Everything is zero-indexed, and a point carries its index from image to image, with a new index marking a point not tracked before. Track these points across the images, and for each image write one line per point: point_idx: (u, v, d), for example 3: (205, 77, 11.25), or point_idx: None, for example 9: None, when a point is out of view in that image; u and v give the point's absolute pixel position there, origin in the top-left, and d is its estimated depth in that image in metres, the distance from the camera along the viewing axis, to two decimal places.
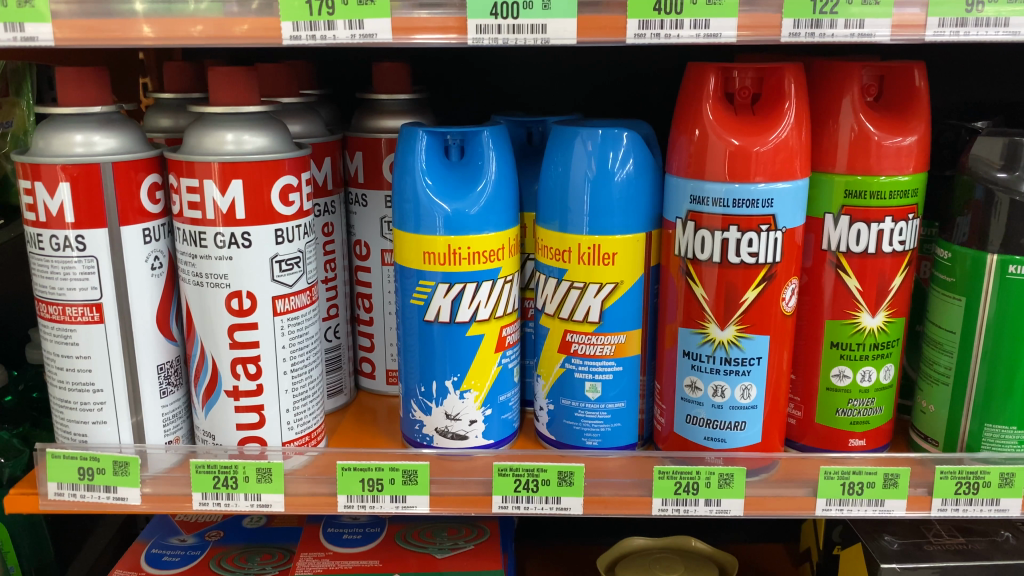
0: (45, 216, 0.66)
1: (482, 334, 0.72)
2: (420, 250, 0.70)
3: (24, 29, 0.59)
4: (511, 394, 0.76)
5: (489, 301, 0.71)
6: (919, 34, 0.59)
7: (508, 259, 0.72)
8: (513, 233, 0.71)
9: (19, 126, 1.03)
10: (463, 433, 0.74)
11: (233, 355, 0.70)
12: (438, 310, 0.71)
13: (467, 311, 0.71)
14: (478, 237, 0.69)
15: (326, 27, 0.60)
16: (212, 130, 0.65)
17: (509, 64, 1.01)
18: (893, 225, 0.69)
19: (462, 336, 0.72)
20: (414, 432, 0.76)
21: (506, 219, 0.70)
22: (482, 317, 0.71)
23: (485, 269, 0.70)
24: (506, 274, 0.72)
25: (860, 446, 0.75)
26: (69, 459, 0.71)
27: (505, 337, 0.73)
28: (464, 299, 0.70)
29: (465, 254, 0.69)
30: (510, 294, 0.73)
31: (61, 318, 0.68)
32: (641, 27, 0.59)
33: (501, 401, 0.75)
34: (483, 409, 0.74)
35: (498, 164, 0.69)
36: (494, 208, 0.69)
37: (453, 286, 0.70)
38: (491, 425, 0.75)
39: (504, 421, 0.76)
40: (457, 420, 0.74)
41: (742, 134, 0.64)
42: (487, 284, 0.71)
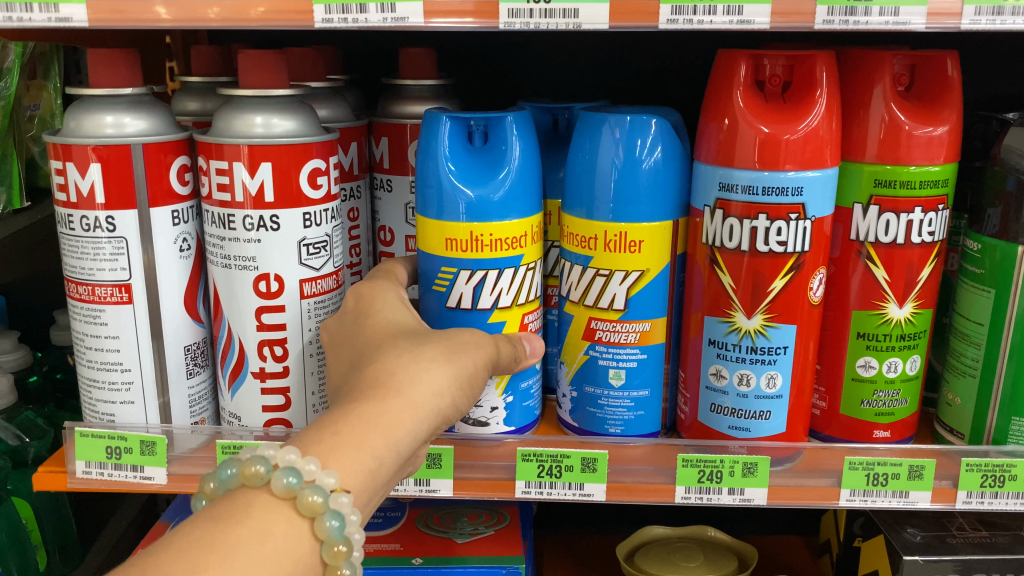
0: (76, 197, 0.66)
1: (504, 321, 0.72)
2: (443, 237, 0.70)
3: (58, 10, 0.60)
4: (532, 380, 0.75)
5: (512, 287, 0.71)
6: (954, 21, 0.58)
7: (530, 247, 0.72)
8: (535, 219, 0.72)
9: (47, 110, 1.03)
10: (484, 420, 0.74)
11: (260, 337, 0.70)
12: (459, 298, 0.71)
13: (489, 298, 0.71)
14: (501, 223, 0.69)
15: (357, 10, 0.60)
16: (242, 112, 0.65)
17: (536, 51, 1.01)
18: (923, 216, 0.68)
19: (484, 323, 0.71)
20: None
21: (529, 205, 0.70)
22: (505, 304, 0.71)
23: (508, 256, 0.70)
24: (529, 261, 0.72)
25: (884, 438, 0.74)
26: (97, 438, 0.72)
27: (527, 326, 0.73)
28: (487, 286, 0.70)
29: (487, 241, 0.69)
30: (533, 281, 0.73)
31: (90, 298, 0.69)
32: (674, 13, 0.59)
33: (522, 388, 0.74)
34: (503, 397, 0.73)
35: (522, 152, 0.69)
36: (518, 195, 0.69)
37: (477, 272, 0.70)
38: (511, 412, 0.74)
39: (525, 409, 0.75)
40: (477, 407, 0.73)
41: (771, 121, 0.63)
42: (509, 271, 0.71)
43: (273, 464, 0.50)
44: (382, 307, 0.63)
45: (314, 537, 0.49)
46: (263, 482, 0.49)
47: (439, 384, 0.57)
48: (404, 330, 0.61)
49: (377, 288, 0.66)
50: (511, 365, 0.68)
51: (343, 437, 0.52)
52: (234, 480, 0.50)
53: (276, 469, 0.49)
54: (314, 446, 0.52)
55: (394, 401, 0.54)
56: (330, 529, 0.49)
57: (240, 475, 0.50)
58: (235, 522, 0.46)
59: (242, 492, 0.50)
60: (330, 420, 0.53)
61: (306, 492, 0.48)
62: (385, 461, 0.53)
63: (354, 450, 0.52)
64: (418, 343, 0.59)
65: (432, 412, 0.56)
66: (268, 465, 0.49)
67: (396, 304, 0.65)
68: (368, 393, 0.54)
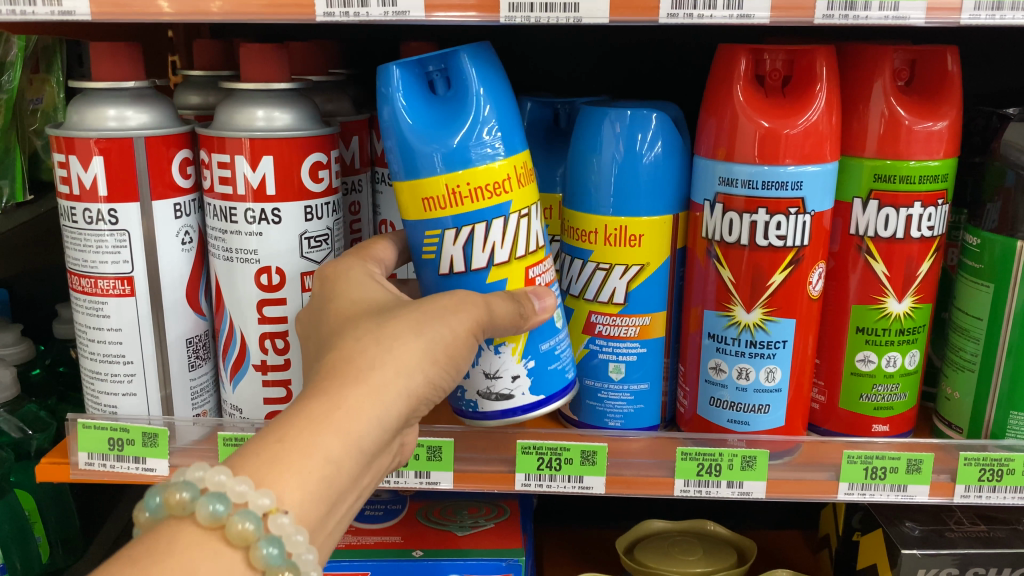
0: (79, 189, 0.67)
1: (504, 278, 0.65)
2: (419, 199, 0.64)
3: (61, 3, 0.60)
4: (556, 340, 0.68)
5: (505, 241, 0.64)
6: (954, 16, 0.58)
7: (522, 192, 0.64)
8: (522, 157, 0.65)
9: (50, 103, 1.03)
10: (508, 392, 0.67)
11: (262, 330, 0.71)
12: (450, 261, 0.65)
13: (482, 256, 0.64)
14: (479, 170, 0.62)
15: (359, 4, 0.60)
16: (243, 105, 0.66)
17: (537, 45, 1.01)
18: (923, 211, 0.68)
19: (482, 284, 0.65)
20: (460, 404, 0.69)
21: (512, 142, 0.63)
22: (500, 261, 0.65)
23: (493, 206, 0.63)
24: (521, 207, 0.65)
25: (883, 432, 0.75)
26: (100, 429, 0.72)
27: (533, 280, 0.67)
28: (476, 243, 0.64)
29: (466, 192, 0.63)
30: (532, 228, 0.66)
31: (93, 291, 0.69)
32: (674, 7, 0.59)
33: (544, 350, 0.67)
34: (524, 361, 0.67)
35: (490, 88, 0.62)
36: (496, 135, 0.62)
37: (462, 229, 0.64)
38: (537, 378, 0.67)
39: (554, 375, 0.68)
40: (498, 379, 0.67)
41: (772, 116, 0.64)
42: (498, 222, 0.64)
43: (200, 489, 0.50)
44: (349, 284, 0.62)
45: (251, 565, 0.50)
46: (189, 511, 0.50)
47: (405, 364, 0.56)
48: (372, 306, 0.60)
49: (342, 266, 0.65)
50: (520, 325, 0.63)
51: (288, 444, 0.51)
52: (162, 509, 0.51)
53: (202, 494, 0.50)
54: (257, 460, 0.51)
55: (349, 393, 0.53)
56: (267, 556, 0.49)
57: (167, 506, 0.50)
58: (161, 556, 0.47)
59: (170, 523, 0.50)
60: (277, 427, 0.52)
61: (235, 519, 0.49)
62: (345, 462, 0.53)
63: (303, 455, 0.51)
64: (383, 319, 0.58)
65: (395, 396, 0.55)
66: (194, 491, 0.50)
67: (365, 278, 0.63)
68: (324, 389, 0.54)
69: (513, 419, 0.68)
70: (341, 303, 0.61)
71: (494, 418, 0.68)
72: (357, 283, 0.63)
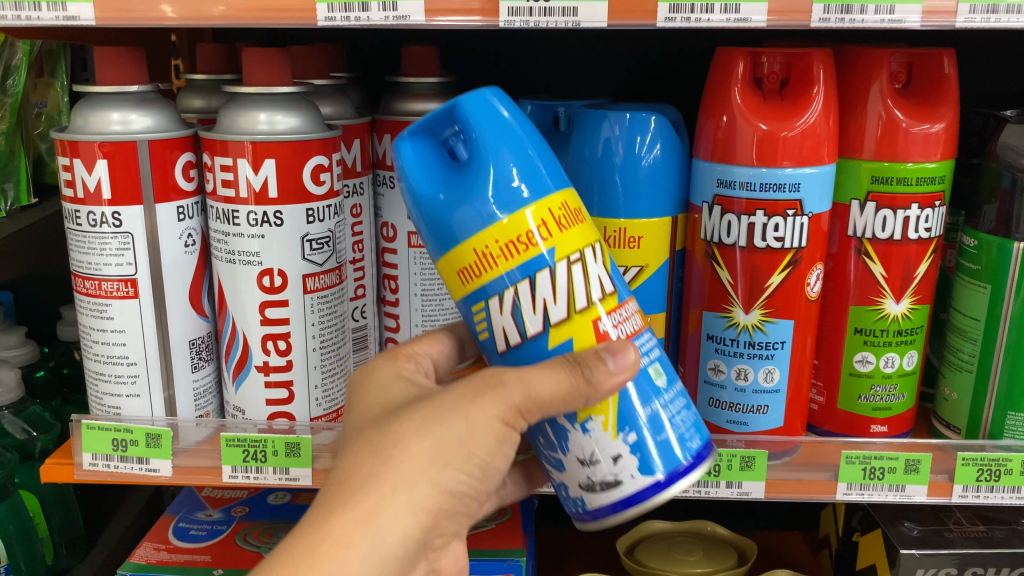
0: (83, 192, 0.67)
1: (568, 338, 0.55)
2: (455, 271, 0.55)
3: (67, 8, 0.61)
4: (659, 403, 0.57)
5: (557, 296, 0.55)
6: (949, 19, 0.59)
7: (568, 234, 0.55)
8: (559, 197, 0.55)
9: (54, 107, 1.05)
10: (613, 479, 0.57)
11: (263, 331, 0.71)
12: (503, 333, 0.56)
13: (535, 319, 0.55)
14: (506, 221, 0.53)
15: (359, 9, 0.61)
16: (246, 109, 0.66)
17: (536, 49, 1.01)
18: (920, 212, 0.69)
19: (545, 351, 0.56)
20: (569, 505, 0.60)
21: (539, 182, 0.54)
22: (558, 319, 0.55)
23: (533, 258, 0.54)
24: (570, 251, 0.55)
25: (881, 433, 0.75)
26: (104, 430, 0.73)
27: (607, 333, 0.56)
28: (525, 307, 0.55)
29: (498, 249, 0.54)
30: (591, 273, 0.56)
31: (96, 293, 0.70)
32: (672, 11, 0.59)
33: (643, 419, 0.57)
34: (623, 437, 0.56)
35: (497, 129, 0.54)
36: (513, 180, 0.53)
37: (507, 294, 0.54)
38: (644, 455, 0.56)
39: (665, 448, 0.57)
40: (596, 464, 0.57)
41: (769, 118, 0.64)
42: (544, 275, 0.54)
43: None
44: (370, 391, 0.59)
45: None
46: None
47: (405, 473, 0.51)
48: (389, 410, 0.56)
49: (367, 368, 0.61)
50: (590, 396, 0.53)
51: None
52: None
53: None
54: None
55: (337, 518, 0.50)
56: None
57: None
58: None
59: None
60: (265, 564, 0.50)
61: None
62: None
63: None
64: (388, 422, 0.53)
65: (395, 512, 0.51)
66: None
67: (390, 380, 0.59)
68: (315, 515, 0.50)
69: (628, 511, 0.57)
70: (363, 406, 0.58)
71: (605, 514, 0.58)
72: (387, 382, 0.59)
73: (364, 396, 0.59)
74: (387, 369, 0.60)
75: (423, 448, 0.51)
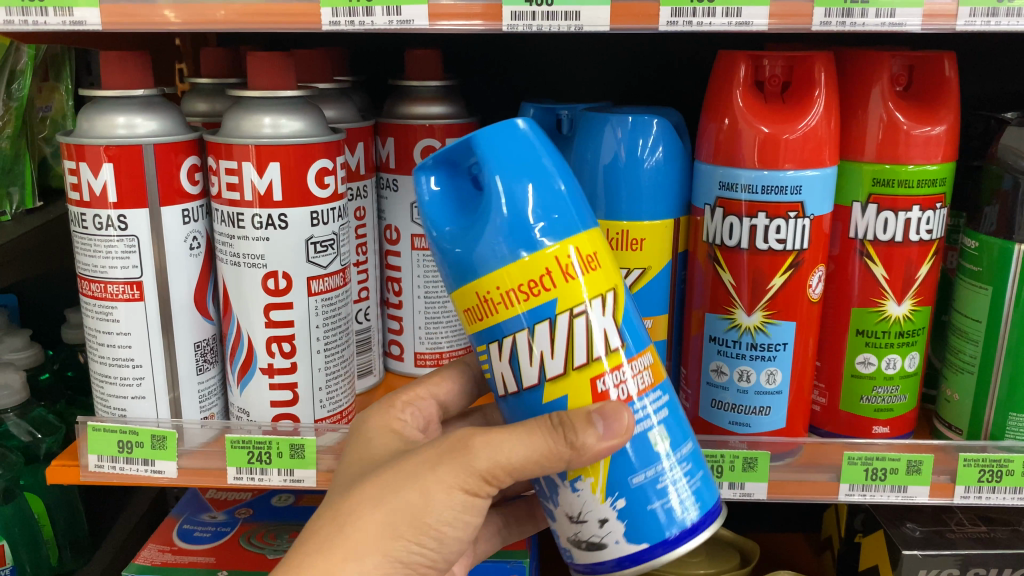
0: (89, 196, 0.68)
1: (563, 394, 0.54)
2: (462, 310, 0.55)
3: (73, 13, 0.62)
4: (657, 470, 0.56)
5: (555, 350, 0.53)
6: (950, 23, 0.59)
7: (572, 286, 0.52)
8: (569, 245, 0.53)
9: (58, 111, 1.05)
10: (599, 540, 0.56)
11: (268, 333, 0.72)
12: (503, 379, 0.55)
13: (532, 371, 0.54)
14: (510, 267, 0.52)
15: (364, 14, 0.61)
16: (250, 113, 0.67)
17: (537, 52, 1.02)
18: (921, 214, 0.69)
19: (540, 404, 0.55)
20: (561, 555, 0.60)
21: (550, 227, 0.52)
22: (554, 374, 0.54)
23: (534, 309, 0.52)
24: (572, 303, 0.53)
25: (883, 434, 0.75)
26: (109, 432, 0.73)
27: (604, 393, 0.54)
28: (522, 357, 0.54)
29: (498, 297, 0.52)
30: (596, 328, 0.53)
31: (102, 295, 0.70)
32: (674, 15, 0.60)
33: (635, 487, 0.55)
34: (612, 501, 0.56)
35: (511, 167, 0.52)
36: (522, 224, 0.51)
37: (505, 343, 0.54)
38: (632, 523, 0.56)
39: (657, 518, 0.56)
40: (584, 523, 0.57)
41: (771, 122, 0.64)
42: (542, 327, 0.53)
43: None
44: (358, 446, 0.60)
45: None
46: None
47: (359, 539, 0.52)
48: (367, 468, 0.57)
49: (361, 426, 0.62)
50: (573, 460, 0.52)
51: None
52: None
53: None
54: None
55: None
56: None
57: None
58: None
59: None
60: None
61: None
62: None
63: None
64: (355, 485, 0.54)
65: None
66: None
67: (380, 436, 0.60)
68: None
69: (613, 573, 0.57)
70: (350, 461, 0.59)
71: (591, 571, 0.58)
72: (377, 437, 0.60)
73: (354, 451, 0.60)
74: (379, 425, 0.62)
75: (377, 514, 0.52)
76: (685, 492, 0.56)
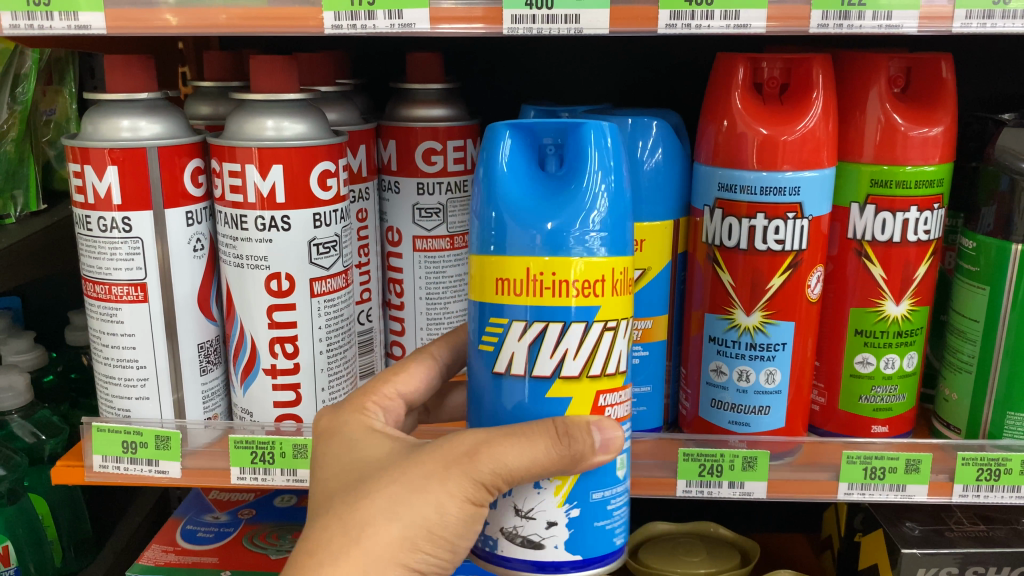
0: (94, 198, 0.68)
1: (569, 396, 0.55)
2: (493, 277, 0.54)
3: (78, 17, 0.62)
4: (611, 492, 0.58)
5: (581, 351, 0.54)
6: (946, 25, 0.60)
7: (612, 301, 0.55)
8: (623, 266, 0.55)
9: (62, 115, 1.06)
10: (537, 540, 0.56)
11: (271, 334, 0.72)
12: (510, 359, 0.55)
13: (549, 362, 0.54)
14: (577, 261, 0.53)
15: (366, 18, 0.62)
16: (254, 116, 0.67)
17: (538, 55, 1.02)
18: (919, 215, 0.70)
19: (541, 397, 0.55)
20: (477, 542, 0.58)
21: (619, 243, 0.55)
22: (569, 373, 0.54)
23: (582, 305, 0.54)
24: (610, 317, 0.55)
25: (882, 433, 0.76)
26: (113, 433, 0.74)
27: (601, 409, 0.56)
28: (545, 345, 0.54)
29: (551, 282, 0.53)
30: (615, 347, 0.56)
31: (106, 297, 0.71)
32: (673, 18, 0.60)
33: (594, 501, 0.57)
34: (563, 508, 0.56)
35: (611, 168, 0.54)
36: (601, 225, 0.53)
37: (534, 325, 0.54)
38: (577, 533, 0.57)
39: (597, 536, 0.58)
40: (530, 520, 0.56)
41: (769, 123, 0.65)
42: (578, 326, 0.54)
43: None
44: (340, 446, 0.59)
45: None
46: None
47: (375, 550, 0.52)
48: (362, 470, 0.56)
49: (337, 420, 0.61)
50: (572, 466, 0.53)
51: None
52: None
53: None
54: None
55: None
56: None
57: None
58: None
59: None
60: None
61: None
62: None
63: None
64: (358, 496, 0.54)
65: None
66: None
67: (361, 435, 0.59)
68: None
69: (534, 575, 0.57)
70: (335, 461, 0.58)
71: (510, 564, 0.57)
72: (360, 434, 0.59)
73: (336, 450, 0.59)
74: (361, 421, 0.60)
75: (394, 523, 0.52)
76: (621, 519, 0.59)
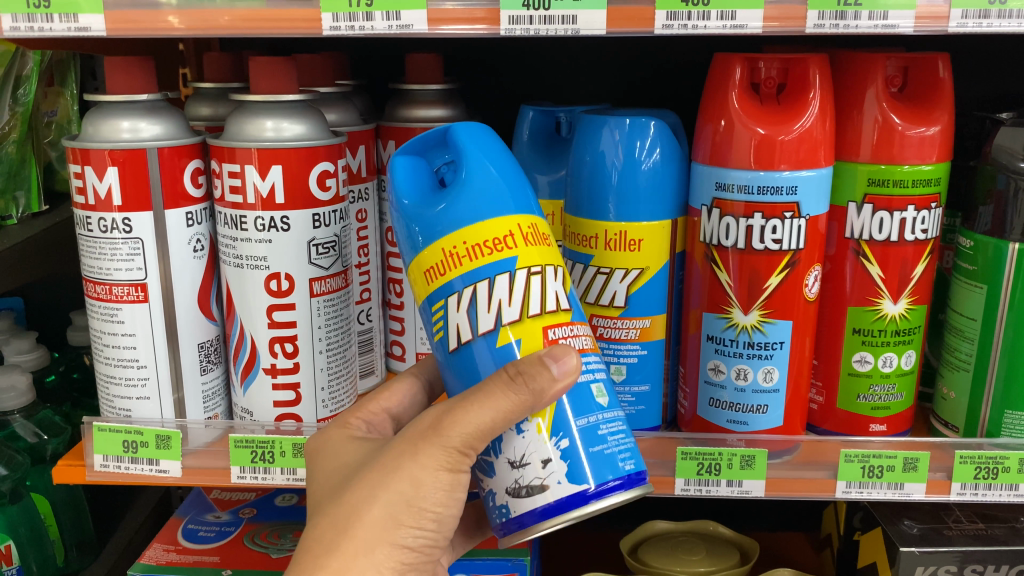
0: (94, 199, 0.69)
1: (516, 341, 0.56)
2: (422, 270, 0.57)
3: (78, 19, 0.63)
4: (597, 416, 0.58)
5: (513, 298, 0.55)
6: (942, 25, 0.60)
7: (532, 248, 0.56)
8: (530, 218, 0.57)
9: (64, 116, 1.06)
10: (540, 483, 0.56)
11: (271, 334, 0.73)
12: (457, 331, 0.56)
13: (488, 317, 0.55)
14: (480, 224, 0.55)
15: (364, 18, 0.62)
16: (253, 116, 0.68)
17: (537, 55, 1.03)
18: (915, 214, 0.70)
19: (492, 350, 0.56)
20: (493, 515, 0.58)
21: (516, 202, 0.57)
22: (510, 321, 0.55)
23: (496, 261, 0.55)
24: (532, 262, 0.56)
25: (880, 431, 0.76)
26: (114, 432, 0.74)
27: (555, 342, 0.56)
28: (480, 305, 0.56)
29: (464, 250, 0.55)
30: (550, 288, 0.57)
31: (108, 297, 0.71)
32: (669, 18, 0.61)
33: (581, 427, 0.57)
34: (556, 442, 0.56)
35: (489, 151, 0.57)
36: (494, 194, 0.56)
37: (465, 291, 0.56)
38: (575, 463, 0.56)
39: (600, 461, 0.57)
40: (526, 467, 0.56)
41: (766, 123, 0.65)
42: (503, 278, 0.55)
43: None
44: (328, 456, 0.59)
45: None
46: None
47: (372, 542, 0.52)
48: (349, 470, 0.57)
49: (320, 437, 0.62)
50: (538, 402, 0.52)
51: None
52: None
53: None
54: None
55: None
56: None
57: None
58: None
59: None
60: None
61: None
62: None
63: None
64: (347, 489, 0.54)
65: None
66: None
67: (343, 443, 0.60)
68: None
69: (552, 520, 0.56)
70: (325, 471, 0.59)
71: (524, 523, 0.57)
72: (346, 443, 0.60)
73: (329, 456, 0.60)
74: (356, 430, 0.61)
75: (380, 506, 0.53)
76: (624, 442, 0.58)
